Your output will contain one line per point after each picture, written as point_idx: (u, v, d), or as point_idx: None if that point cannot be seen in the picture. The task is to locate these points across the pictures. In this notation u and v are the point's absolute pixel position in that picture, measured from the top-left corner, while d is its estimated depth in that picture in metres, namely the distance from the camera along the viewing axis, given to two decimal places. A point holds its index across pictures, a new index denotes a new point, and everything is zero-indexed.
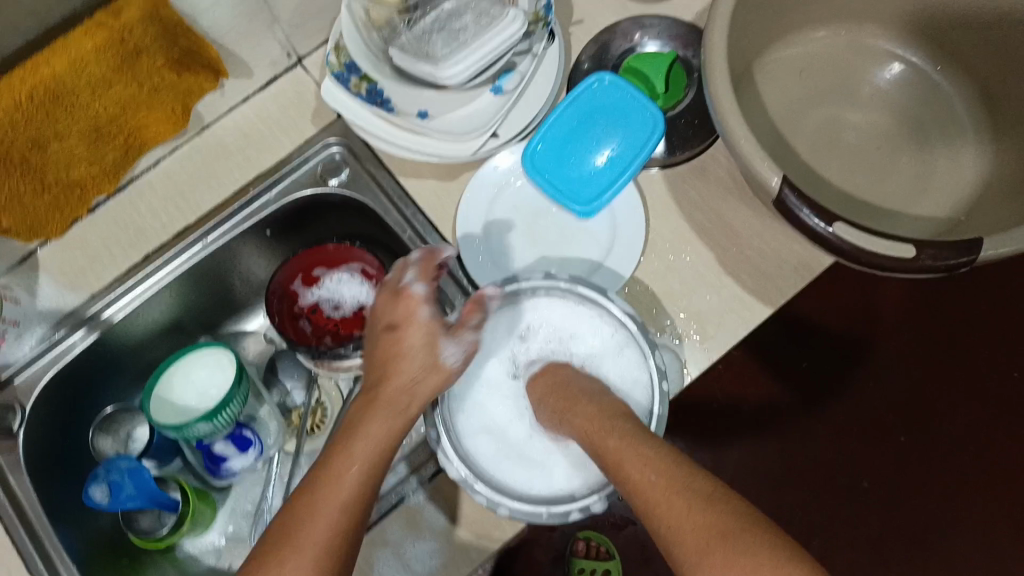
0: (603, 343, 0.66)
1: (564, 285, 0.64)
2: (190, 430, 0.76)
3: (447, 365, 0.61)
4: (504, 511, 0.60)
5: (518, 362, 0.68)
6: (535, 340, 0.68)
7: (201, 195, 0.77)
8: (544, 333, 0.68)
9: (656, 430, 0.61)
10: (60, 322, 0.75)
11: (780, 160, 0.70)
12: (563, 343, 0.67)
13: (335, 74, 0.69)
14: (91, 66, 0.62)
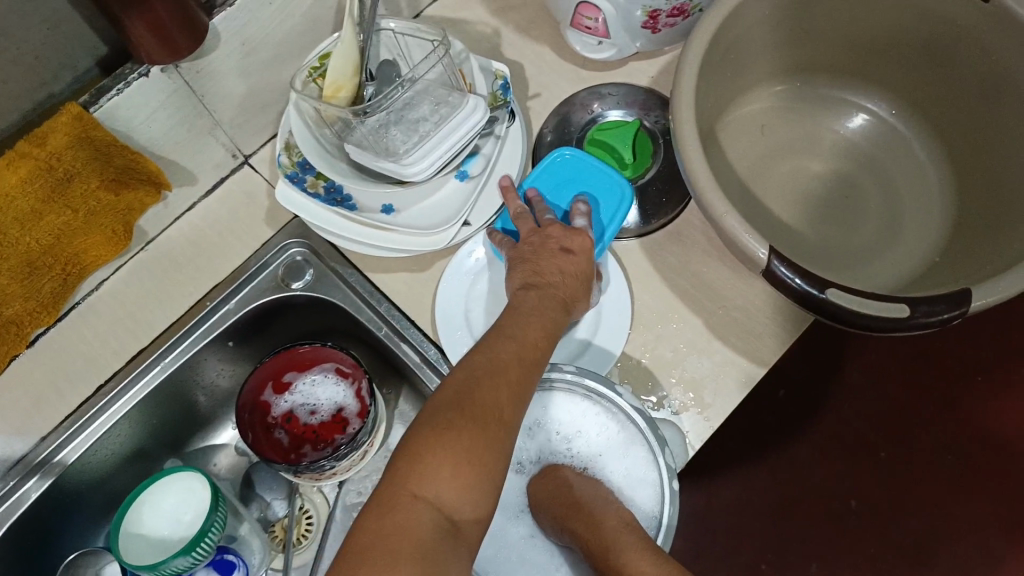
0: (609, 440, 0.63)
1: (570, 377, 0.61)
2: (167, 567, 0.69)
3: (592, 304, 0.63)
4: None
5: (524, 455, 0.65)
6: (541, 432, 0.65)
7: (152, 312, 0.71)
8: (550, 426, 0.64)
9: (662, 544, 0.59)
10: (4, 473, 0.67)
11: (753, 218, 0.69)
12: (569, 437, 0.64)
13: (289, 175, 0.66)
14: (17, 200, 0.57)
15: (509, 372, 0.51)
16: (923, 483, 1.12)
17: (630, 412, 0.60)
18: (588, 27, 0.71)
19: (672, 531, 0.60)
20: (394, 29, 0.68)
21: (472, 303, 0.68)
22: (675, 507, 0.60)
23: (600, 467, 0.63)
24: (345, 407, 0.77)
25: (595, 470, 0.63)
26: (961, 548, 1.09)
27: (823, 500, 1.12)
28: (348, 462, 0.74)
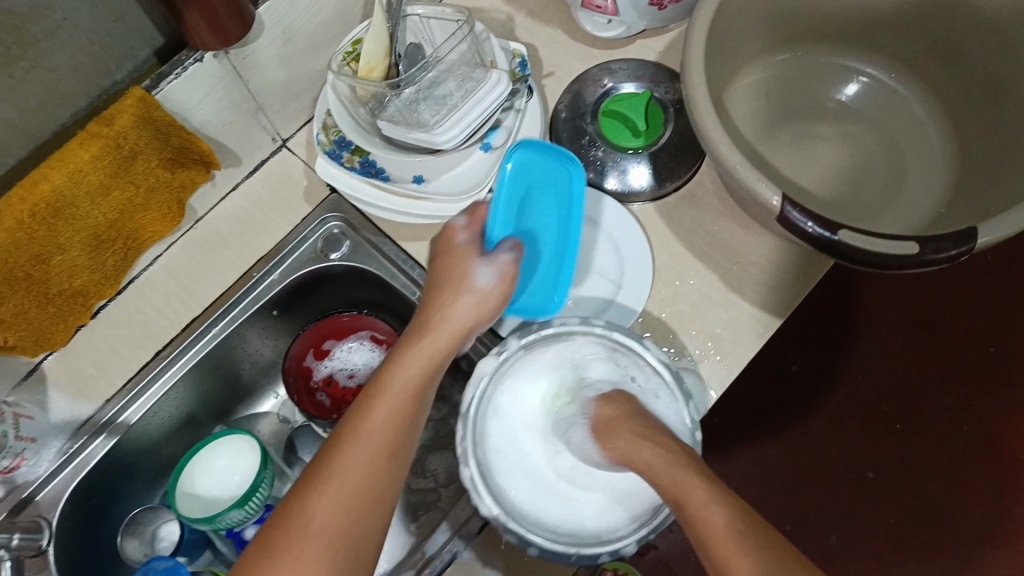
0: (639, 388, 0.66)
1: (600, 330, 0.67)
2: (223, 520, 0.75)
3: (484, 282, 0.61)
4: (534, 551, 0.62)
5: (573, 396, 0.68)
6: (586, 372, 0.68)
7: (203, 285, 0.77)
8: (596, 368, 0.68)
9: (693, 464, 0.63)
10: (77, 431, 0.73)
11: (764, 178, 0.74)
12: (615, 376, 0.67)
13: (328, 151, 0.72)
14: (89, 175, 0.62)
15: (352, 441, 0.53)
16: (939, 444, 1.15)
17: (658, 365, 0.65)
18: (599, 7, 0.76)
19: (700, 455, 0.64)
20: (420, 14, 0.74)
21: None
22: None
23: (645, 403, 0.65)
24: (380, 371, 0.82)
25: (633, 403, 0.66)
26: (976, 506, 1.13)
27: (839, 462, 1.15)
28: None
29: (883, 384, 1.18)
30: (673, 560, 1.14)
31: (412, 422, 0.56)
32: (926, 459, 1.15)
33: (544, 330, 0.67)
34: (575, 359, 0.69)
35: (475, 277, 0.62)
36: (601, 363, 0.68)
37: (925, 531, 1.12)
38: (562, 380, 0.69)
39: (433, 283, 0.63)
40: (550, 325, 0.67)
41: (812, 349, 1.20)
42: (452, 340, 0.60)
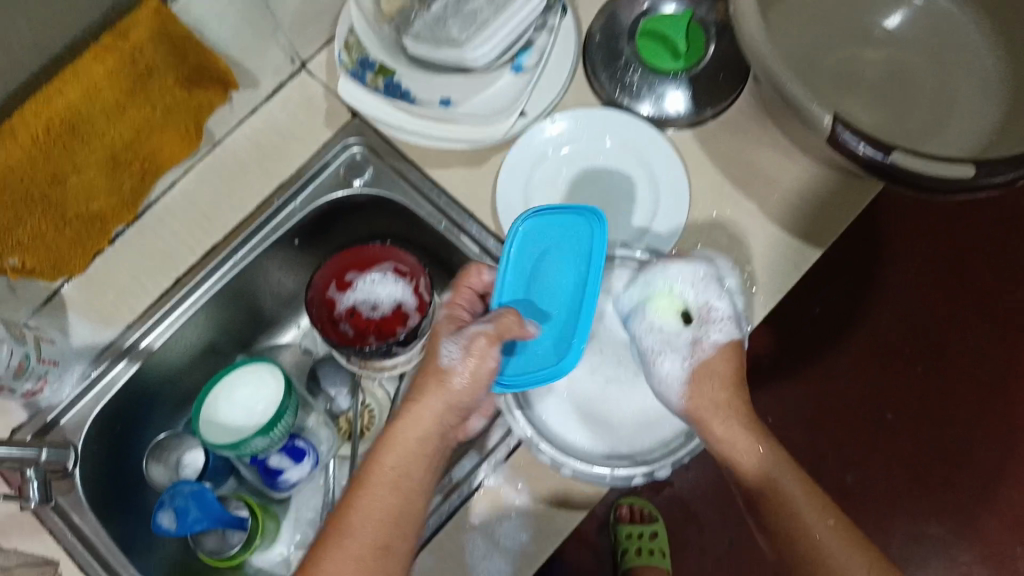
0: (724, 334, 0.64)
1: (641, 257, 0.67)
2: (248, 446, 0.75)
3: (447, 363, 0.60)
4: (568, 471, 0.64)
5: (677, 317, 0.65)
6: (698, 305, 0.65)
7: (223, 212, 0.75)
8: (714, 306, 0.64)
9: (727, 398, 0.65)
10: (99, 356, 0.73)
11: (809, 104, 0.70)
12: (732, 323, 0.64)
13: (351, 71, 0.68)
14: (104, 91, 0.59)
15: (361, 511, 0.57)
16: (964, 387, 1.14)
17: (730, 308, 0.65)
18: None
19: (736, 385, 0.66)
20: None
21: (531, 192, 0.71)
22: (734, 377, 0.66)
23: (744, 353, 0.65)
24: (404, 304, 0.79)
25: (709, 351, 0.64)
26: (999, 449, 1.12)
27: (862, 404, 1.14)
28: (409, 354, 0.78)
29: (909, 326, 1.16)
30: (689, 498, 1.15)
31: (405, 511, 0.58)
32: (949, 402, 1.13)
33: None
34: (693, 286, 0.64)
35: (442, 358, 0.61)
36: (719, 303, 0.64)
37: (944, 472, 1.11)
38: (671, 295, 0.65)
39: (427, 356, 0.63)
40: None
41: (840, 293, 1.17)
42: (430, 427, 0.61)
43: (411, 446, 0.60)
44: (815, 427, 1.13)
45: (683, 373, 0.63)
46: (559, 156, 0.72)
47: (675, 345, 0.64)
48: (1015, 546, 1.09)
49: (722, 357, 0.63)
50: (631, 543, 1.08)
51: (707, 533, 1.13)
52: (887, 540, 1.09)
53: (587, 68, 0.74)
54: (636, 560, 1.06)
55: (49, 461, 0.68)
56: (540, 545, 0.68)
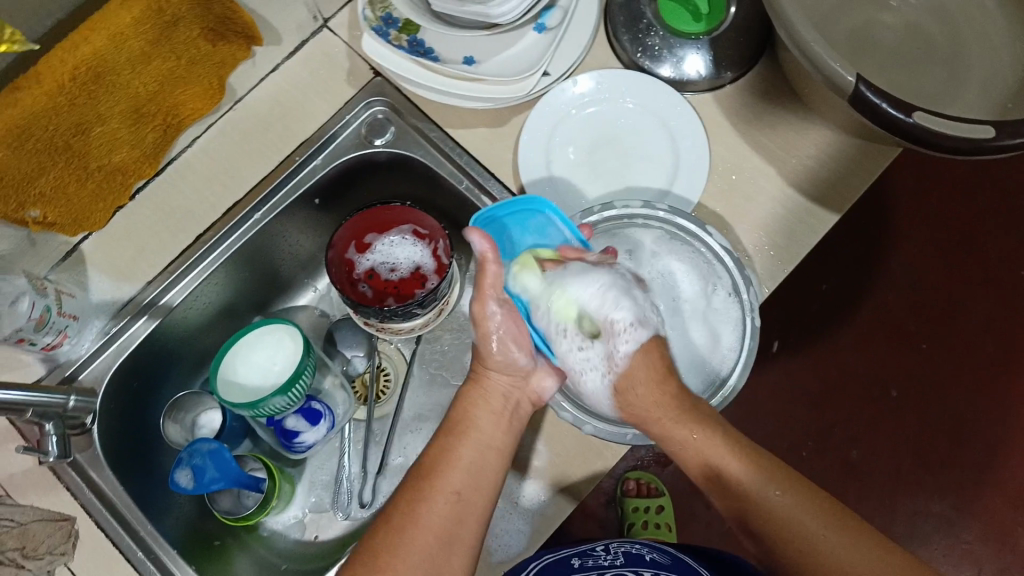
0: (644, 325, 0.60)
1: (663, 215, 0.66)
2: (266, 406, 0.74)
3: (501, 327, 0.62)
4: (589, 429, 0.65)
5: (581, 334, 0.61)
6: (603, 316, 0.61)
7: (243, 169, 0.74)
8: (619, 315, 0.60)
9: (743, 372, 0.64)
10: (118, 313, 0.73)
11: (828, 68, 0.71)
12: (640, 326, 0.60)
13: (375, 28, 0.69)
14: (130, 40, 0.58)
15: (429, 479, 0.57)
16: (970, 366, 1.14)
17: (719, 250, 0.65)
18: None
19: (753, 354, 0.64)
20: None
21: (553, 152, 0.72)
22: (754, 338, 0.65)
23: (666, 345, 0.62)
24: (422, 266, 0.80)
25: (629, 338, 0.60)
26: (1003, 428, 1.12)
27: (870, 379, 1.13)
28: (427, 316, 0.77)
29: (917, 305, 1.15)
30: None
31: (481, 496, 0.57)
32: (956, 381, 1.13)
33: (606, 213, 0.67)
34: (591, 299, 0.60)
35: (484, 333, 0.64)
36: (623, 310, 0.60)
37: (949, 450, 1.11)
38: (572, 314, 0.61)
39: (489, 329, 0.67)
40: (612, 207, 0.66)
41: (851, 271, 1.16)
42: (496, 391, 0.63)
43: (484, 404, 0.62)
44: (823, 403, 1.13)
45: (609, 384, 0.61)
46: (581, 115, 0.72)
47: (592, 363, 0.62)
48: (1014, 524, 1.10)
49: (638, 364, 0.60)
50: (637, 517, 1.06)
51: (713, 509, 1.11)
52: (891, 516, 1.09)
53: (609, 29, 0.74)
54: (644, 534, 1.04)
55: (77, 408, 0.68)
56: (562, 504, 0.68)
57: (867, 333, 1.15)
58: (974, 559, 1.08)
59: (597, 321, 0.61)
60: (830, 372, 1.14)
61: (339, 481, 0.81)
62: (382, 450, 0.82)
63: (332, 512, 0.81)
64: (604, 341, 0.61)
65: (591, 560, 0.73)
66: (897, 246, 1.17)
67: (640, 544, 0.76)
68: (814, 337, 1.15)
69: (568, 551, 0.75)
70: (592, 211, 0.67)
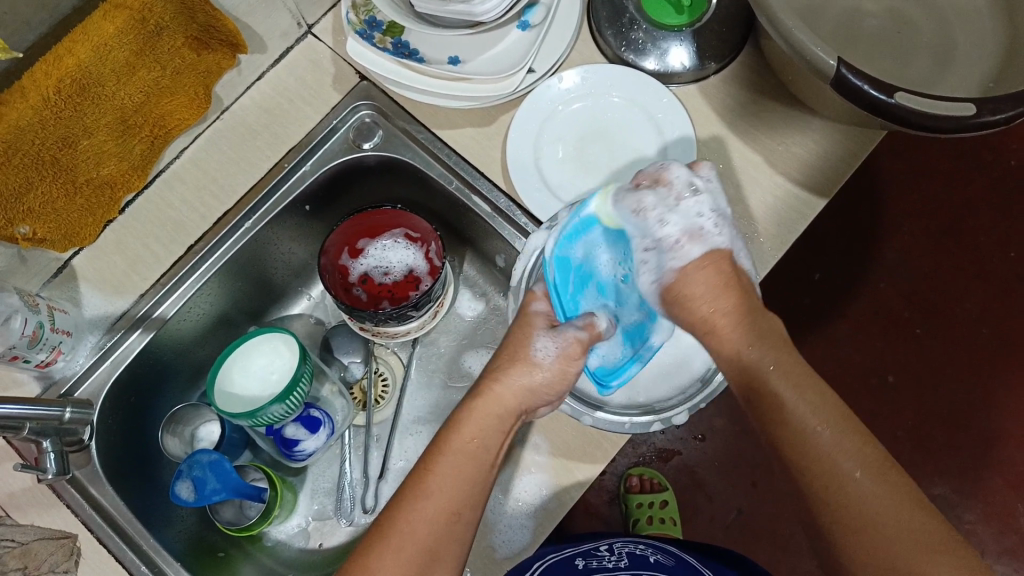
0: (700, 243, 0.57)
1: None
2: (265, 415, 0.73)
3: (537, 357, 0.58)
4: (589, 420, 0.65)
5: (645, 245, 0.60)
6: (654, 234, 0.59)
7: (233, 178, 0.74)
8: (666, 230, 0.58)
9: None
10: (112, 327, 0.73)
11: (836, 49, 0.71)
12: (694, 242, 0.57)
13: (359, 31, 0.69)
14: (114, 50, 0.58)
15: None
16: (963, 346, 1.14)
17: None
18: None
19: None
20: None
21: (540, 148, 0.72)
22: None
23: (735, 256, 0.58)
24: (414, 269, 0.79)
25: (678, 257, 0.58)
26: (998, 407, 1.13)
27: (866, 365, 1.14)
28: (421, 318, 0.77)
29: (909, 289, 1.16)
30: (696, 466, 1.12)
31: None
32: (950, 363, 1.14)
33: None
34: (635, 208, 0.60)
35: (537, 352, 0.59)
36: (671, 225, 0.58)
37: (946, 432, 1.12)
38: (630, 232, 0.61)
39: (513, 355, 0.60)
40: None
41: (842, 258, 1.17)
42: (513, 401, 0.57)
43: (493, 418, 0.56)
44: None
45: (658, 290, 0.60)
46: (568, 111, 0.72)
47: (649, 264, 0.60)
48: (1015, 503, 1.10)
49: (701, 276, 0.57)
50: (641, 513, 1.05)
51: (716, 501, 1.11)
52: None
53: (592, 26, 0.74)
54: (649, 529, 1.03)
55: (73, 419, 0.68)
56: (562, 499, 0.67)
57: (862, 319, 1.15)
58: (978, 541, 1.09)
59: (649, 234, 0.59)
60: (826, 359, 1.14)
61: (341, 488, 0.81)
62: (382, 454, 0.82)
63: (335, 519, 0.81)
64: (658, 250, 0.59)
65: (596, 561, 0.75)
66: (887, 231, 1.18)
67: (643, 543, 0.80)
68: (810, 325, 1.15)
69: (572, 550, 0.76)
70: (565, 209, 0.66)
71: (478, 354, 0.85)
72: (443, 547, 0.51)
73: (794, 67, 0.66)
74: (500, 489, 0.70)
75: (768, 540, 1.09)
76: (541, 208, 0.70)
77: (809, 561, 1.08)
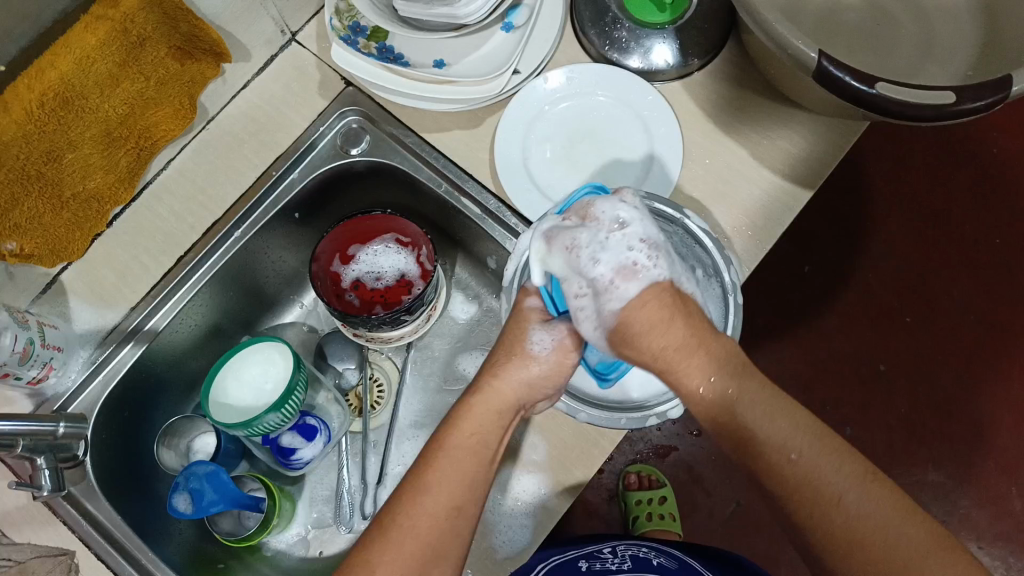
0: (641, 275, 0.54)
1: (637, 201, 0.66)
2: (260, 424, 0.73)
3: (534, 350, 0.59)
4: (586, 417, 0.65)
5: (582, 286, 0.56)
6: (587, 275, 0.55)
7: (222, 187, 0.74)
8: (598, 271, 0.55)
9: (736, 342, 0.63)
10: (104, 340, 0.72)
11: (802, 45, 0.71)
12: (631, 279, 0.54)
13: (343, 37, 0.69)
14: (97, 62, 0.58)
15: None
16: (952, 333, 1.15)
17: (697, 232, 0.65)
18: None
19: None
20: None
21: (528, 148, 0.72)
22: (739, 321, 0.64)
23: (677, 285, 0.55)
24: (406, 273, 0.79)
25: (614, 296, 0.54)
26: (988, 392, 1.14)
27: (857, 355, 1.15)
28: (414, 323, 0.77)
29: (896, 278, 1.17)
30: (694, 461, 1.13)
31: None
32: (940, 350, 1.15)
33: None
34: (568, 257, 0.56)
35: (534, 346, 0.60)
36: (602, 264, 0.54)
37: (938, 419, 1.13)
38: (564, 275, 0.57)
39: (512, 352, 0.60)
40: None
41: (830, 249, 1.18)
42: (512, 396, 0.58)
43: (492, 415, 0.57)
44: (813, 381, 1.14)
45: (603, 334, 0.56)
46: (555, 111, 0.73)
47: (587, 312, 0.57)
48: (1009, 487, 1.11)
49: (647, 308, 0.53)
50: (641, 510, 1.06)
51: (714, 495, 1.11)
52: None
53: (575, 26, 0.75)
54: (648, 526, 1.03)
55: (67, 434, 0.67)
56: (560, 498, 0.68)
57: (851, 309, 1.16)
58: (974, 526, 1.10)
59: (585, 279, 0.56)
60: (817, 350, 1.15)
61: (340, 495, 0.81)
62: (381, 461, 0.82)
63: (335, 527, 0.81)
64: (596, 294, 0.56)
65: (599, 563, 0.76)
66: (873, 221, 1.19)
67: (646, 547, 0.80)
68: (800, 317, 1.16)
69: (575, 552, 0.77)
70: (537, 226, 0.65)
71: (472, 356, 0.85)
72: (444, 548, 0.51)
73: (776, 61, 0.67)
74: (498, 489, 0.70)
75: (767, 533, 1.09)
76: (531, 208, 0.70)
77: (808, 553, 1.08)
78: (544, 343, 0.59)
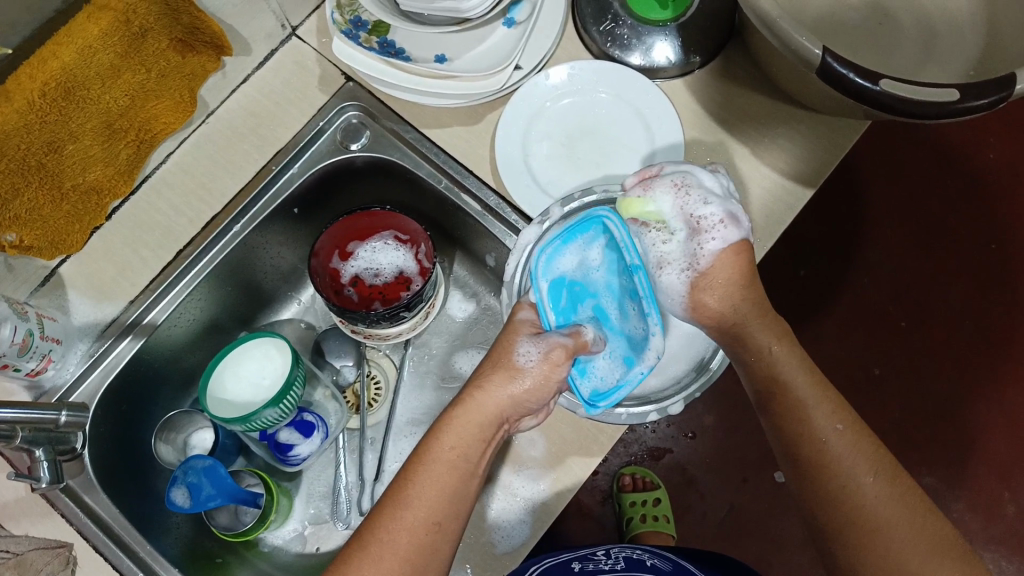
0: (733, 220, 0.59)
1: None
2: (258, 419, 0.72)
3: (519, 361, 0.58)
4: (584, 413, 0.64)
5: (667, 232, 0.61)
6: (691, 215, 0.59)
7: (222, 181, 0.74)
8: (707, 211, 0.59)
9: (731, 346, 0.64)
10: (103, 333, 0.72)
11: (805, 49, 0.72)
12: (731, 224, 0.59)
13: (344, 31, 0.69)
14: (99, 52, 0.58)
15: None
16: (950, 335, 1.15)
17: None
18: None
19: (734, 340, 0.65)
20: None
21: (529, 146, 0.72)
22: None
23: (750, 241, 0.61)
24: (405, 269, 0.79)
25: (704, 241, 0.59)
26: (986, 396, 1.14)
27: (853, 357, 1.15)
28: (412, 320, 0.77)
29: (895, 280, 1.17)
30: (687, 463, 1.12)
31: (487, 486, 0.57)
32: (937, 353, 1.15)
33: (586, 198, 0.66)
34: (677, 198, 0.59)
35: (520, 357, 0.58)
36: (712, 206, 0.59)
37: (934, 422, 1.13)
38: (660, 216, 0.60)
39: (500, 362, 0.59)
40: (591, 193, 0.66)
41: (828, 251, 1.18)
42: (495, 409, 0.57)
43: (474, 427, 0.56)
44: None
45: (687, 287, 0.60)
46: (556, 108, 0.73)
47: (673, 255, 0.61)
48: (1002, 491, 1.11)
49: (735, 256, 0.59)
50: (635, 511, 1.05)
51: (708, 497, 1.11)
52: None
53: (577, 22, 0.75)
54: (642, 528, 1.03)
55: (68, 424, 0.67)
56: (558, 497, 0.67)
57: (850, 311, 1.16)
58: (967, 531, 1.10)
59: (683, 222, 0.60)
60: (815, 351, 1.15)
61: (337, 492, 0.81)
62: (379, 458, 0.82)
63: (332, 523, 0.80)
64: (688, 238, 0.60)
65: (593, 565, 0.76)
66: (872, 223, 1.19)
67: (641, 550, 0.80)
68: (799, 318, 1.16)
69: (569, 556, 0.78)
70: (572, 197, 0.67)
71: (469, 354, 0.85)
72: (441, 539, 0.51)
73: (779, 59, 0.67)
74: (495, 485, 0.70)
75: (761, 535, 1.09)
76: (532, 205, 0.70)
77: (803, 555, 1.08)
78: (529, 356, 0.58)
